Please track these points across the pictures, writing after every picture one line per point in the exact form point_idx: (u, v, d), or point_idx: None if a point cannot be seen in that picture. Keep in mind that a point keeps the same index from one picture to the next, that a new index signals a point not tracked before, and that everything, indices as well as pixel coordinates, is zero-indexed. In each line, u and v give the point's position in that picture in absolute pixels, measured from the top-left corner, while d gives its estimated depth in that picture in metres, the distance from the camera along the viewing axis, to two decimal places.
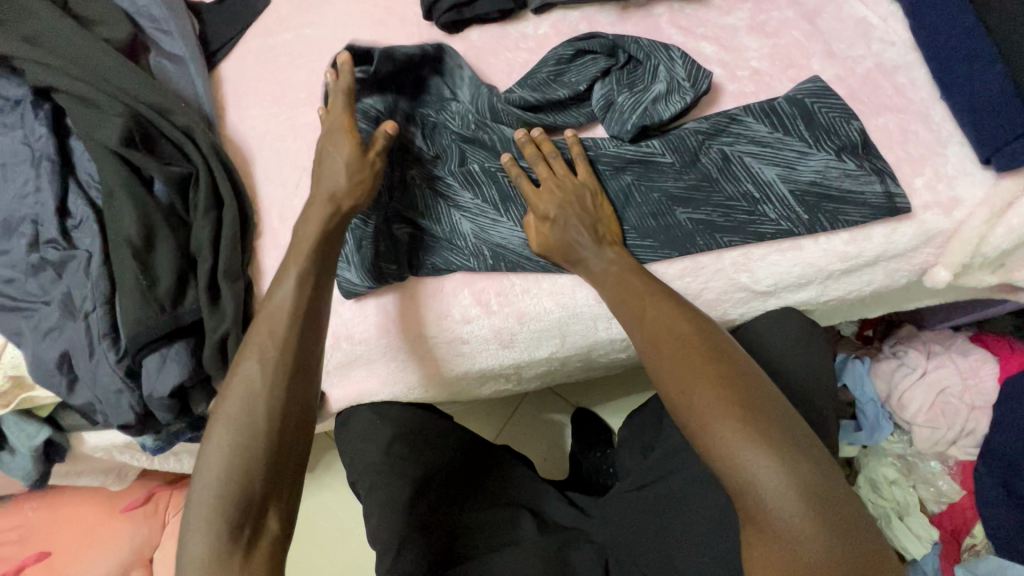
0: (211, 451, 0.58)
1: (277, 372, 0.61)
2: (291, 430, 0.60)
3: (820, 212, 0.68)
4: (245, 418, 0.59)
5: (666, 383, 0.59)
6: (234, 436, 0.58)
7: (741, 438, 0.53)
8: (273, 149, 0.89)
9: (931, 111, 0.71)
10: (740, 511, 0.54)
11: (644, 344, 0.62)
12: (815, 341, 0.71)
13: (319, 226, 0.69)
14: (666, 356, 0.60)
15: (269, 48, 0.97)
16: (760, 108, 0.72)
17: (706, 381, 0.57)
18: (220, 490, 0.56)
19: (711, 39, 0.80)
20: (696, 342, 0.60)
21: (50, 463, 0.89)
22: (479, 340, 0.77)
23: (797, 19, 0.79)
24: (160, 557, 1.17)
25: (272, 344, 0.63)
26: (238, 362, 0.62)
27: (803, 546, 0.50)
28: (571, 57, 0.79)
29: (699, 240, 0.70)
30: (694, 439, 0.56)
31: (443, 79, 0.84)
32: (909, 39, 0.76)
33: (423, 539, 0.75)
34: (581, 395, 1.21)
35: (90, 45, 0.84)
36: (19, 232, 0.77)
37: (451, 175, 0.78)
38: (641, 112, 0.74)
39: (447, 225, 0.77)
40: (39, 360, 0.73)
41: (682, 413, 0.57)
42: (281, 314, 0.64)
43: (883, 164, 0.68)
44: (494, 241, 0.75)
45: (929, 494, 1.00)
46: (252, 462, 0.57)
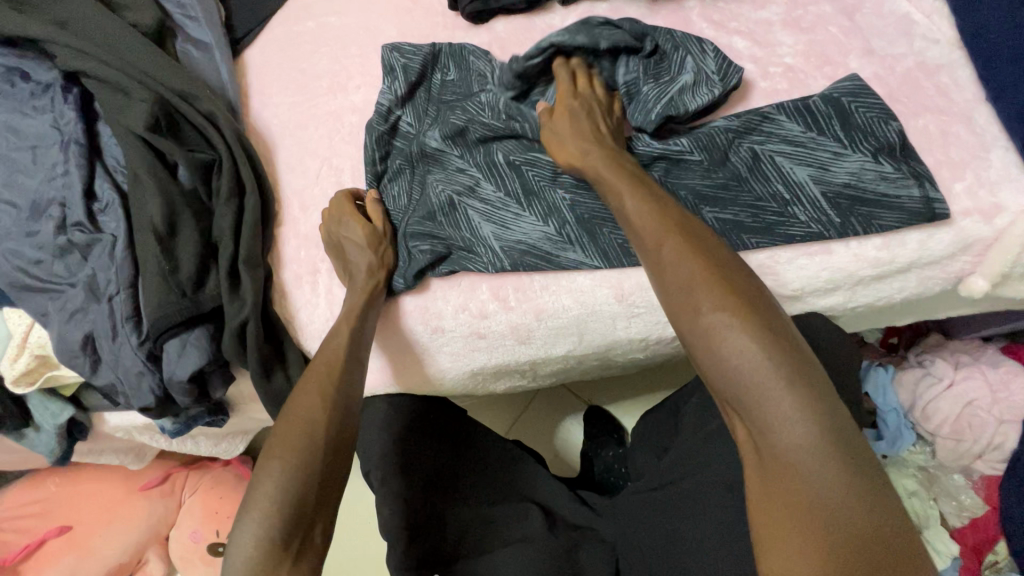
0: (273, 467, 0.59)
1: (332, 400, 0.65)
2: (342, 451, 0.64)
3: (852, 215, 0.66)
4: (306, 441, 0.61)
5: (682, 307, 0.54)
6: (294, 451, 0.60)
7: (765, 366, 0.48)
8: (295, 137, 0.89)
9: (974, 113, 0.68)
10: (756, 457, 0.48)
11: (666, 271, 0.56)
12: (841, 349, 0.69)
13: (364, 298, 0.73)
14: (687, 277, 0.54)
15: (293, 36, 0.97)
16: (792, 106, 0.70)
17: (730, 304, 0.51)
18: (280, 499, 0.57)
19: (744, 34, 0.77)
20: (724, 266, 0.54)
21: (73, 441, 0.92)
22: (496, 336, 0.76)
23: (835, 14, 0.77)
24: (175, 535, 1.20)
25: (331, 375, 0.67)
26: (300, 392, 0.66)
27: (820, 494, 0.45)
28: (599, 24, 0.76)
29: (726, 240, 0.67)
30: (718, 374, 0.51)
31: (463, 69, 0.84)
32: (954, 37, 0.73)
33: (434, 536, 0.76)
34: (594, 393, 1.20)
35: (119, 30, 0.85)
36: (46, 215, 0.78)
37: (475, 167, 0.78)
38: (666, 102, 0.72)
39: (467, 221, 0.76)
40: (64, 340, 0.75)
41: (698, 337, 0.52)
42: (338, 358, 0.69)
43: (922, 167, 0.65)
44: (516, 234, 0.75)
45: (951, 508, 0.99)
46: (311, 475, 0.59)
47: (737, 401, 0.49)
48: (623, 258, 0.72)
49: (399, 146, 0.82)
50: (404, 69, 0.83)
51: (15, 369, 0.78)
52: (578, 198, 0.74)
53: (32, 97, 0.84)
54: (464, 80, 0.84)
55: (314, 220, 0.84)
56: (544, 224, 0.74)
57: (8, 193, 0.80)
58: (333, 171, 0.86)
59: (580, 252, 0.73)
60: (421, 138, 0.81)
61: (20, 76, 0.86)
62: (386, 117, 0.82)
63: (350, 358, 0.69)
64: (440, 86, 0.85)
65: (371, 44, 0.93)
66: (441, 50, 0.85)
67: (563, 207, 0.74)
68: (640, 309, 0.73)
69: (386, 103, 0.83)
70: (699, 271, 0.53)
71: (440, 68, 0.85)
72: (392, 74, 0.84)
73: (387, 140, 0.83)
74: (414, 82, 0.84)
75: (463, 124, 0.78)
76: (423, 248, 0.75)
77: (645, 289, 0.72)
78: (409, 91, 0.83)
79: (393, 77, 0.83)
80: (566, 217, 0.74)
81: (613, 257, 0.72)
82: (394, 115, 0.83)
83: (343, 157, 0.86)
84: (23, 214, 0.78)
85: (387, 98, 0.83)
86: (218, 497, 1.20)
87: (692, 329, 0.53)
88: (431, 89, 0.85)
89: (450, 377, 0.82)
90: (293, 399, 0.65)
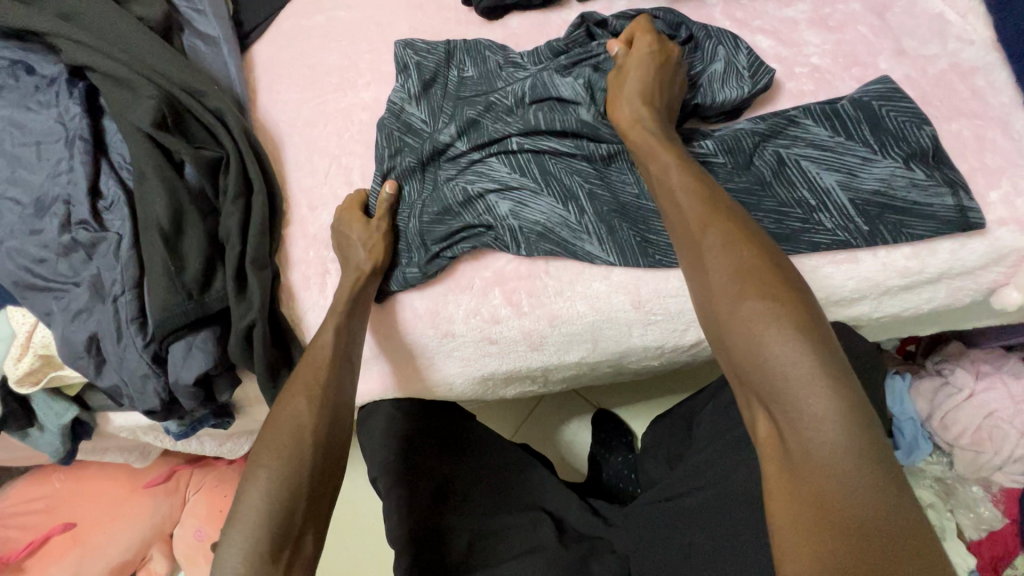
0: (259, 477, 0.57)
1: (321, 406, 0.64)
2: (331, 457, 0.62)
3: (881, 223, 0.63)
4: (293, 449, 0.59)
5: (721, 293, 0.51)
6: (280, 459, 0.58)
7: (806, 362, 0.45)
8: (303, 134, 0.87)
9: (1011, 118, 0.65)
10: (784, 453, 0.46)
11: (709, 257, 0.53)
12: (865, 360, 0.67)
13: (350, 297, 0.72)
14: (727, 264, 0.52)
15: (303, 30, 0.95)
16: (820, 109, 0.67)
17: (772, 296, 0.49)
18: (267, 508, 0.55)
19: (769, 32, 0.75)
20: (769, 256, 0.52)
21: (77, 441, 0.91)
22: (508, 341, 0.74)
23: (865, 13, 0.74)
24: (179, 533, 1.19)
25: (317, 380, 0.66)
26: (286, 397, 0.64)
27: (850, 498, 0.42)
28: (633, 18, 0.77)
29: None
30: (752, 365, 0.48)
31: (480, 65, 0.82)
32: (989, 38, 0.70)
33: (437, 546, 0.74)
34: (604, 396, 1.18)
35: (126, 23, 0.83)
36: (50, 212, 0.76)
37: (486, 151, 0.76)
38: (690, 97, 0.71)
39: (480, 211, 0.74)
40: (68, 341, 0.73)
41: (734, 326, 0.50)
42: (322, 360, 0.67)
43: (955, 174, 0.63)
44: (531, 218, 0.72)
45: (969, 521, 0.96)
46: (299, 483, 0.58)
47: (769, 396, 0.47)
48: (639, 253, 0.70)
49: (410, 144, 0.79)
50: (418, 66, 0.81)
51: (19, 369, 0.77)
52: (597, 186, 0.72)
53: (36, 91, 0.83)
54: (481, 76, 0.81)
55: (323, 220, 0.83)
56: (563, 208, 0.72)
57: (11, 189, 0.78)
58: (342, 170, 0.84)
59: (596, 244, 0.71)
60: (433, 134, 0.78)
61: (24, 69, 0.84)
62: (399, 116, 0.80)
63: (337, 361, 0.68)
64: (457, 83, 0.81)
65: (383, 39, 0.91)
66: (457, 46, 0.83)
67: (581, 194, 0.72)
68: (657, 317, 0.71)
69: (399, 101, 0.81)
70: (747, 258, 0.51)
71: (455, 65, 0.83)
72: (405, 71, 0.82)
73: (396, 139, 0.80)
74: (426, 78, 0.81)
75: (481, 116, 0.76)
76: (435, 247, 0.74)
77: (662, 296, 0.70)
78: (422, 89, 0.81)
79: (407, 76, 0.81)
80: (583, 203, 0.72)
81: (629, 253, 0.70)
82: (407, 113, 0.80)
83: (353, 156, 0.84)
84: (27, 211, 0.77)
85: (401, 96, 0.81)
86: (222, 496, 1.18)
87: (726, 316, 0.51)
88: (447, 86, 0.81)
89: (458, 384, 0.80)
90: (279, 405, 0.64)
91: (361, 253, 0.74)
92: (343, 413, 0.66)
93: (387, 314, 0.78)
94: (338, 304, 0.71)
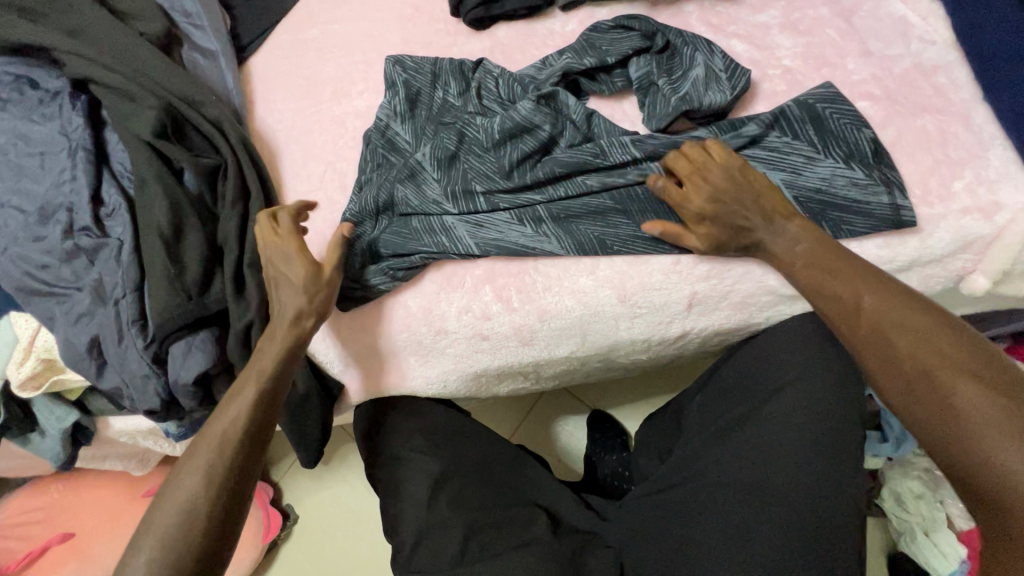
0: (145, 552, 0.58)
1: (213, 489, 0.62)
2: (224, 524, 0.61)
3: (823, 220, 0.67)
4: (180, 522, 0.60)
5: (893, 387, 0.58)
6: (163, 533, 0.59)
7: (995, 426, 0.51)
8: (299, 142, 0.90)
9: (972, 112, 0.69)
10: (991, 508, 0.50)
11: (870, 337, 0.60)
12: (839, 348, 0.71)
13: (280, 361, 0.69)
14: (897, 348, 0.58)
15: (298, 43, 0.99)
16: (768, 112, 0.71)
17: (954, 368, 0.55)
18: None
19: (743, 37, 0.78)
20: (938, 329, 0.58)
21: (78, 446, 0.92)
22: (500, 337, 0.77)
23: (832, 17, 0.78)
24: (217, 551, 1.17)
25: (214, 453, 0.64)
26: (181, 467, 0.63)
27: None
28: (609, 29, 0.81)
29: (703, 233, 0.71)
30: (944, 432, 0.54)
31: (465, 93, 0.83)
32: (949, 38, 0.74)
33: (436, 538, 0.76)
34: (597, 396, 1.20)
35: (128, 39, 0.86)
36: (54, 219, 0.79)
37: (447, 183, 0.77)
38: (681, 95, 0.74)
39: (445, 227, 0.76)
40: (70, 344, 0.75)
41: (919, 400, 0.56)
42: (228, 426, 0.65)
43: (893, 175, 0.67)
44: (490, 234, 0.75)
45: (958, 511, 0.97)
46: (181, 555, 0.58)
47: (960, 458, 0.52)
48: (596, 248, 0.73)
49: (393, 161, 0.81)
50: (405, 84, 0.84)
51: (21, 372, 0.78)
52: (553, 197, 0.75)
53: (40, 104, 0.86)
54: (465, 99, 0.83)
55: (318, 223, 0.85)
56: (520, 224, 0.75)
57: (16, 198, 0.80)
58: (337, 175, 0.87)
59: (555, 244, 0.74)
60: (413, 158, 0.79)
61: (29, 84, 0.87)
62: (385, 133, 0.82)
63: (249, 428, 0.66)
64: (442, 105, 0.83)
65: (375, 50, 0.94)
66: (443, 67, 0.85)
67: (538, 204, 0.75)
68: (643, 310, 0.74)
69: (384, 117, 0.83)
70: (906, 336, 0.58)
71: (442, 85, 0.84)
72: (394, 89, 0.84)
73: (382, 153, 0.82)
74: (408, 95, 0.83)
75: (457, 148, 0.79)
76: (414, 259, 0.76)
77: (647, 290, 0.73)
78: (408, 108, 0.83)
79: (395, 93, 0.84)
80: (540, 214, 0.75)
81: (588, 248, 0.73)
82: (392, 130, 0.82)
83: (347, 162, 0.87)
84: (31, 219, 0.79)
85: (386, 113, 0.83)
86: None
87: (907, 401, 0.57)
88: (431, 107, 0.83)
89: (452, 382, 0.82)
90: (175, 476, 0.63)
91: (291, 299, 0.71)
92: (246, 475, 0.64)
93: (360, 314, 0.79)
94: (253, 376, 0.68)
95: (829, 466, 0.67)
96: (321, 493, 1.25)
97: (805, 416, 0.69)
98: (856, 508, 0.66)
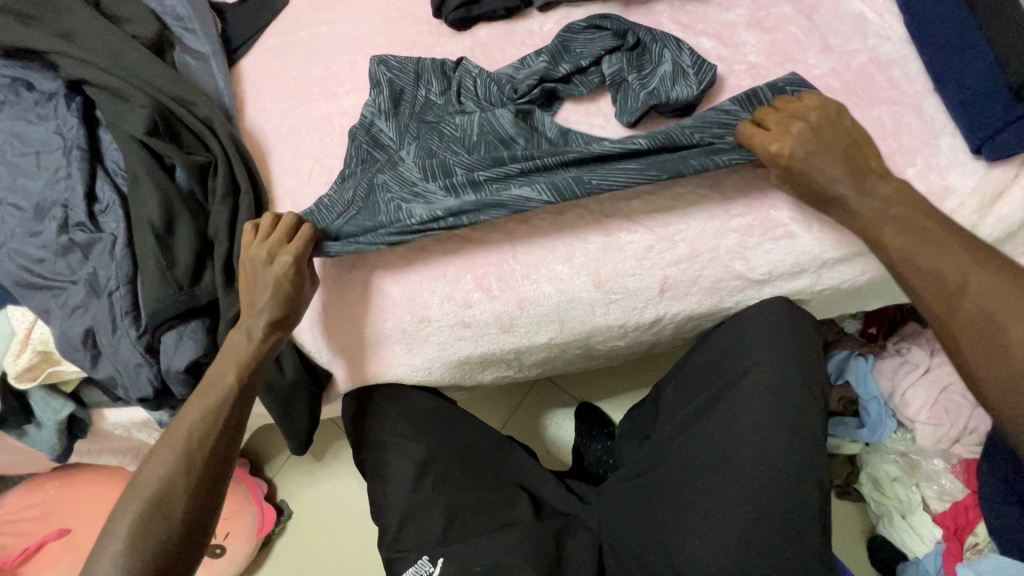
0: (119, 532, 0.60)
1: (190, 469, 0.65)
2: (202, 503, 0.64)
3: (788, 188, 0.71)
4: (156, 502, 0.62)
5: (985, 364, 0.56)
6: (139, 512, 0.61)
7: None
8: (288, 140, 0.93)
9: (924, 103, 0.73)
10: None
11: (972, 316, 0.57)
12: (804, 329, 0.75)
13: (266, 353, 0.73)
14: (1008, 334, 0.55)
15: (287, 45, 1.02)
16: (742, 97, 0.74)
17: None
18: (127, 559, 0.59)
19: (711, 35, 0.82)
20: None
21: (73, 439, 0.94)
22: (480, 324, 0.79)
23: (795, 14, 0.81)
24: (230, 538, 1.18)
25: (190, 435, 0.66)
26: (156, 450, 0.66)
27: None
28: (582, 29, 0.85)
29: (691, 161, 0.72)
30: None
31: (446, 91, 0.86)
32: (904, 34, 0.78)
33: (422, 518, 0.79)
34: (585, 389, 1.22)
35: (122, 42, 0.89)
36: (49, 216, 0.81)
37: (425, 173, 0.79)
38: (649, 90, 0.77)
39: (417, 213, 0.77)
40: (65, 335, 0.78)
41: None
42: (205, 410, 0.68)
43: None
44: (461, 211, 0.76)
45: (933, 492, 0.98)
46: (161, 532, 0.61)
47: None
48: (572, 193, 0.73)
49: (376, 158, 0.83)
50: (390, 83, 0.86)
51: (18, 364, 0.81)
52: (532, 170, 0.76)
53: (37, 105, 0.89)
54: (446, 98, 0.86)
55: None
56: (496, 202, 0.75)
57: (13, 196, 0.83)
58: (324, 171, 0.90)
59: (533, 189, 0.74)
60: (398, 154, 0.82)
61: (25, 87, 0.90)
62: (370, 130, 0.85)
63: (226, 412, 0.69)
64: (424, 104, 0.86)
65: (361, 51, 0.97)
66: (425, 67, 0.88)
67: (518, 176, 0.76)
68: (617, 296, 0.77)
69: (369, 115, 0.86)
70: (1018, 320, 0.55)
71: (424, 84, 0.87)
72: (378, 87, 0.87)
73: (366, 150, 0.84)
74: (392, 93, 0.86)
75: (437, 144, 0.81)
76: (361, 241, 0.77)
77: (621, 276, 0.76)
78: (392, 105, 0.85)
79: (379, 91, 0.86)
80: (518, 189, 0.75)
81: (566, 190, 0.73)
82: (376, 127, 0.85)
83: (334, 158, 0.90)
84: (27, 216, 0.82)
85: (371, 111, 0.86)
86: None
87: (1005, 391, 0.55)
88: (414, 106, 0.86)
89: (435, 368, 0.85)
90: (149, 458, 0.65)
91: (267, 297, 0.73)
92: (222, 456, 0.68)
93: (348, 305, 0.82)
94: (227, 380, 0.70)
95: (793, 443, 0.69)
96: (314, 487, 1.27)
97: (770, 397, 0.71)
98: (817, 483, 0.69)
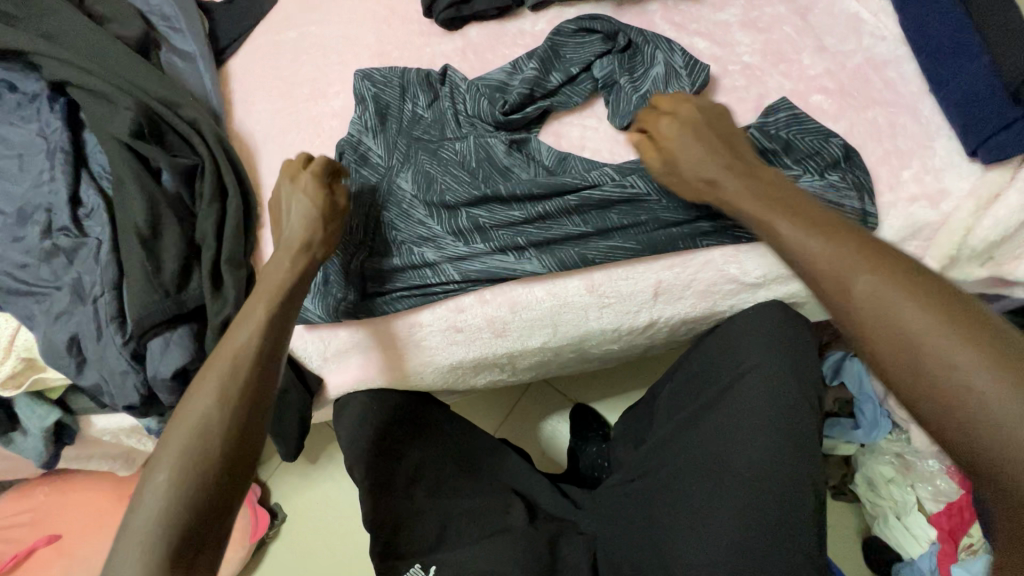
0: (160, 471, 0.53)
1: (229, 396, 0.57)
2: (246, 439, 0.57)
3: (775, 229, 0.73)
4: (198, 436, 0.55)
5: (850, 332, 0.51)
6: (183, 445, 0.54)
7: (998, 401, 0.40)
8: (278, 142, 0.92)
9: (919, 104, 0.73)
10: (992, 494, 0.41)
11: (833, 299, 0.52)
12: (798, 333, 0.75)
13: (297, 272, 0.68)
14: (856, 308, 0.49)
15: (276, 44, 1.00)
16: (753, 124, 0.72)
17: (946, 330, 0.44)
18: (167, 498, 0.52)
19: (704, 35, 0.81)
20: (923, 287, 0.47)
21: (59, 446, 0.92)
22: (473, 328, 0.79)
23: (789, 14, 0.81)
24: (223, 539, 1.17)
25: (231, 363, 0.59)
26: (198, 384, 0.59)
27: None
28: (573, 32, 0.84)
29: (681, 244, 0.74)
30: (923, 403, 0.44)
31: (435, 107, 0.85)
32: (899, 35, 0.78)
33: (416, 524, 0.77)
34: (581, 391, 1.22)
35: (105, 42, 0.87)
36: (32, 220, 0.80)
37: (427, 207, 0.78)
38: (641, 94, 0.78)
39: (432, 263, 0.77)
40: (49, 342, 0.76)
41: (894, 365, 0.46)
42: (243, 343, 0.61)
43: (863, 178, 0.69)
44: (467, 265, 0.76)
45: (927, 493, 0.97)
46: (204, 469, 0.54)
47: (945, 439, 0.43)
48: (579, 254, 0.74)
49: (366, 176, 0.82)
50: (375, 98, 0.85)
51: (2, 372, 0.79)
52: (531, 212, 0.75)
53: (19, 107, 0.87)
54: (433, 112, 0.85)
55: None
56: (501, 253, 0.76)
57: None
58: None
59: (538, 252, 0.75)
60: (393, 175, 0.81)
61: (8, 88, 0.88)
62: (357, 149, 0.83)
63: (261, 340, 0.62)
64: (412, 119, 0.85)
65: (351, 50, 0.96)
66: (411, 80, 0.86)
67: (519, 221, 0.76)
68: (611, 299, 0.76)
69: (355, 133, 0.84)
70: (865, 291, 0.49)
71: (411, 99, 0.86)
72: (363, 103, 0.85)
73: (356, 169, 0.82)
74: (379, 110, 0.84)
75: (435, 170, 0.79)
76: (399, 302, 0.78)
77: (614, 279, 0.75)
78: (379, 122, 0.84)
79: (364, 107, 0.85)
80: (521, 243, 0.75)
81: (569, 265, 0.74)
82: (365, 145, 0.83)
83: None
84: (10, 220, 0.80)
85: (358, 128, 0.84)
86: None
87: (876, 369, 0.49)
88: (402, 120, 0.85)
89: (430, 373, 0.84)
90: (191, 391, 0.58)
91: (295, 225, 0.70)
92: (264, 390, 0.60)
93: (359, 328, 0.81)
94: (256, 323, 0.63)
95: (788, 445, 0.68)
96: (309, 490, 1.26)
97: (761, 400, 0.71)
98: (813, 488, 0.68)
